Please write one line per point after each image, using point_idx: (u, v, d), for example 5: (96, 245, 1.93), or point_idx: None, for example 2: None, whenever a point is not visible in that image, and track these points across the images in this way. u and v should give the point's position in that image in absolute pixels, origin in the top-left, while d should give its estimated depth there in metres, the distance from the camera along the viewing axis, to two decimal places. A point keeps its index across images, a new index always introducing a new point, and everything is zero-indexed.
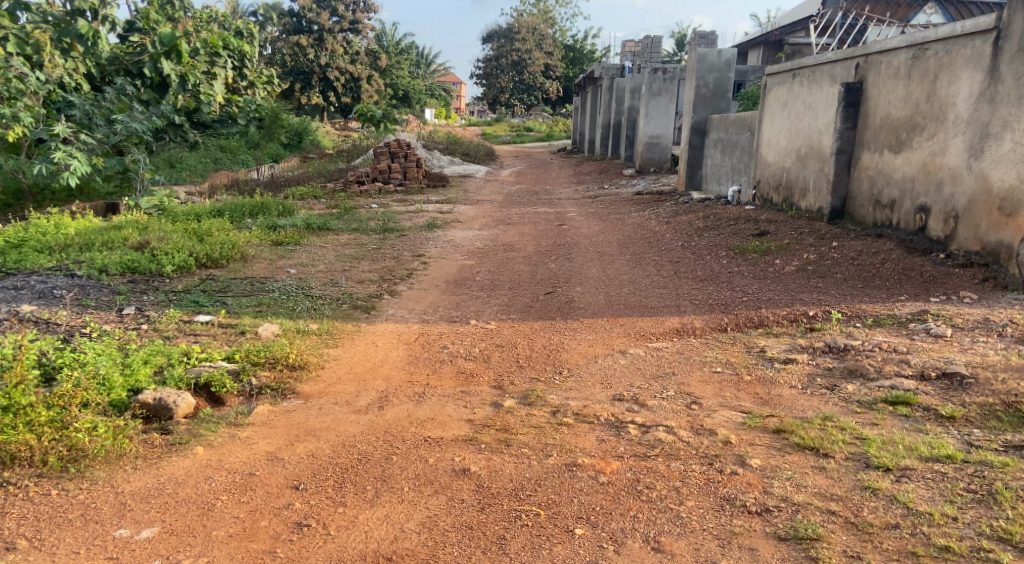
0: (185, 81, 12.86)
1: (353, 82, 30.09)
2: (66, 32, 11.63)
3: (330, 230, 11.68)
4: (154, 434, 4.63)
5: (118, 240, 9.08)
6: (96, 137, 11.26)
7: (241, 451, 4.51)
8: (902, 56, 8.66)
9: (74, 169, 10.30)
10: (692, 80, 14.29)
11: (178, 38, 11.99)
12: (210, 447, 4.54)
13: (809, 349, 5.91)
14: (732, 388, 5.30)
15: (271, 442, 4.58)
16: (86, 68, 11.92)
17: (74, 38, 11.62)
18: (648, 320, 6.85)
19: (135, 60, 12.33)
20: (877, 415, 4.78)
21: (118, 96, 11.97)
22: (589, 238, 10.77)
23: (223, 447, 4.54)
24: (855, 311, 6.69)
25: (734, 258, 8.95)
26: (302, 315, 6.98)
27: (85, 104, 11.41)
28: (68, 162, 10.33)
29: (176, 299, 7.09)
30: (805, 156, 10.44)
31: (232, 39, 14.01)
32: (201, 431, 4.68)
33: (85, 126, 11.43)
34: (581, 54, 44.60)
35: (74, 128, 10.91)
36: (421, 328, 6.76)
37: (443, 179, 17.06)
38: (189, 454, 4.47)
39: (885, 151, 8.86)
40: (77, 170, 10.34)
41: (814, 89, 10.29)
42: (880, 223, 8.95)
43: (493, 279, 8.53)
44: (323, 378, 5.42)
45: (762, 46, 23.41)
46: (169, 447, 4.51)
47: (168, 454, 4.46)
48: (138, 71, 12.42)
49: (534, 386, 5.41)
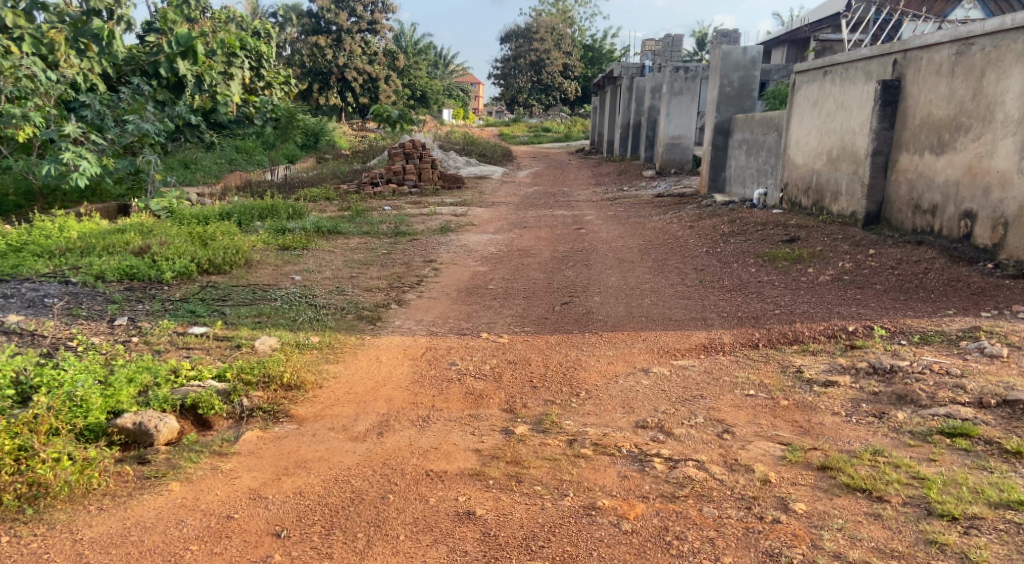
0: (201, 81, 12.12)
1: (371, 82, 29.74)
2: (82, 32, 10.74)
3: (340, 233, 11.25)
4: (128, 466, 4.19)
5: (119, 245, 8.67)
6: (108, 137, 10.96)
7: (222, 487, 4.06)
8: (944, 52, 8.12)
9: (83, 169, 9.91)
10: (716, 79, 13.74)
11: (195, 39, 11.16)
12: (187, 482, 4.10)
13: (850, 370, 5.40)
14: (768, 415, 4.80)
15: (256, 477, 4.14)
16: (101, 69, 11.26)
17: (88, 38, 10.75)
18: (672, 334, 6.35)
19: (152, 61, 11.61)
20: (933, 449, 4.31)
21: (133, 97, 11.49)
22: (609, 244, 10.28)
23: (202, 483, 4.10)
24: (900, 326, 6.17)
25: (764, 266, 8.43)
26: (303, 326, 6.54)
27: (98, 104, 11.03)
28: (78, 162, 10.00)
29: (172, 309, 6.65)
30: (837, 157, 9.91)
31: (248, 38, 13.42)
32: (181, 462, 4.23)
33: (95, 126, 11.08)
34: (599, 54, 44.25)
35: (85, 129, 10.61)
36: (429, 342, 6.30)
37: (460, 180, 16.60)
38: (164, 491, 4.03)
39: (925, 153, 8.31)
40: (87, 171, 9.99)
41: (847, 86, 9.75)
42: (920, 229, 8.41)
43: (508, 286, 8.07)
44: (320, 399, 4.95)
45: (786, 45, 22.86)
46: (143, 483, 4.08)
47: (140, 491, 4.02)
48: (154, 72, 11.73)
49: (549, 409, 4.93)
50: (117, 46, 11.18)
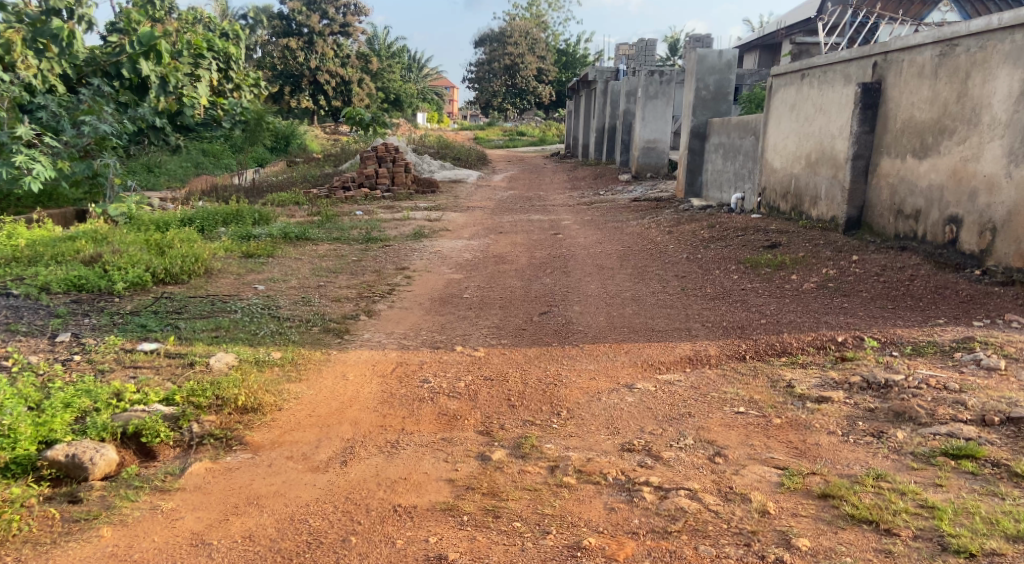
0: (165, 82, 11.44)
1: (344, 85, 29.31)
2: (41, 32, 10.09)
3: (308, 239, 10.85)
4: (55, 507, 3.82)
5: (68, 254, 8.26)
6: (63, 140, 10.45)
7: (161, 531, 3.71)
8: (927, 54, 7.90)
9: (37, 173, 9.43)
10: (692, 81, 13.50)
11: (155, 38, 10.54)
12: (120, 526, 3.73)
13: (844, 385, 5.12)
14: (760, 435, 4.50)
15: (200, 519, 3.78)
16: (61, 70, 10.73)
17: (48, 38, 10.08)
18: (656, 347, 6.04)
19: (113, 62, 11.06)
20: (938, 472, 4.05)
21: (93, 99, 11.03)
22: (586, 249, 9.97)
23: (138, 526, 3.74)
24: (890, 337, 5.91)
25: (745, 274, 8.16)
26: (264, 341, 6.18)
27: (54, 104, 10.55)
28: (31, 166, 9.52)
29: (121, 323, 6.26)
30: (816, 161, 9.68)
31: (216, 39, 12.84)
32: (116, 501, 3.87)
33: (51, 128, 10.58)
34: (573, 59, 44.10)
35: (38, 131, 10.12)
36: (400, 357, 5.96)
37: (433, 184, 16.25)
38: (92, 538, 3.66)
39: (907, 156, 8.09)
40: (41, 175, 9.52)
41: (826, 89, 9.53)
42: (902, 234, 8.18)
43: (483, 295, 7.74)
44: (279, 423, 4.59)
45: (759, 50, 22.76)
46: (71, 527, 3.71)
47: (67, 538, 3.66)
48: (115, 72, 11.18)
49: (529, 432, 4.61)
50: (78, 46, 10.70)
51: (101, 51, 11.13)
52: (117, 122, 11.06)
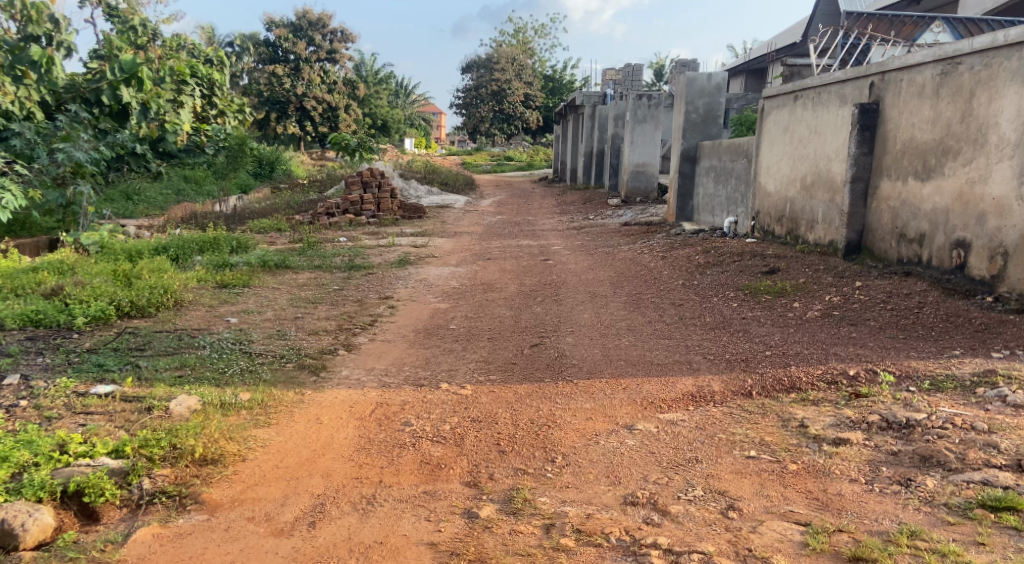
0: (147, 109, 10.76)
1: (331, 111, 28.93)
2: (20, 58, 9.89)
3: (288, 267, 10.42)
4: None
5: (29, 286, 7.97)
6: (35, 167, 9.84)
7: None
8: (927, 73, 7.56)
9: (6, 203, 8.69)
10: (681, 104, 13.15)
11: (139, 64, 10.20)
12: None
13: (862, 425, 4.68)
14: (776, 484, 4.10)
15: None
16: (39, 95, 10.27)
17: (25, 65, 9.90)
18: (655, 382, 5.61)
19: (94, 88, 10.60)
20: (977, 527, 3.72)
21: (71, 126, 10.44)
22: (578, 276, 9.58)
23: None
24: (905, 370, 5.47)
25: (745, 301, 7.74)
26: (232, 380, 5.87)
27: (28, 131, 10.01)
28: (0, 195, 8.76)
29: (76, 363, 6.12)
30: (812, 185, 9.32)
31: (199, 65, 12.67)
32: None
33: (25, 156, 10.03)
34: (559, 84, 44.05)
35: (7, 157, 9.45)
36: (380, 396, 5.51)
37: (419, 210, 15.80)
38: None
39: (909, 178, 7.72)
40: (10, 204, 8.77)
41: (820, 111, 9.19)
42: (906, 259, 7.79)
43: (469, 326, 7.33)
44: (241, 478, 4.32)
45: (745, 74, 22.54)
46: None
47: None
48: (96, 101, 10.69)
49: (520, 482, 4.24)
50: (57, 72, 10.25)
51: (82, 78, 10.66)
52: (94, 148, 10.50)
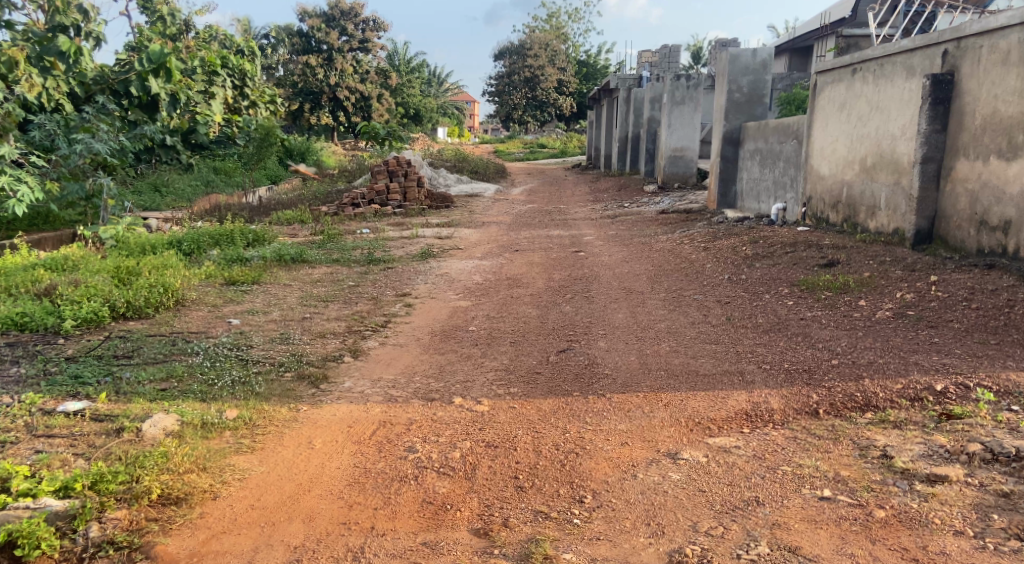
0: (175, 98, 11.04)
1: (364, 101, 28.01)
2: (47, 50, 9.28)
3: (305, 261, 9.73)
4: None
5: (23, 285, 7.37)
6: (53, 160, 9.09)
7: None
8: (1012, 38, 6.61)
9: (21, 195, 7.94)
10: (723, 83, 12.21)
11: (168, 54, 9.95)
12: None
13: (960, 456, 3.84)
14: (860, 539, 3.40)
15: None
16: (67, 87, 9.71)
17: (54, 56, 9.27)
18: (701, 398, 4.79)
19: (123, 78, 10.34)
20: None
21: (98, 117, 9.76)
22: (613, 269, 8.74)
23: None
24: (1004, 385, 4.60)
25: (802, 298, 6.87)
26: (222, 393, 5.16)
27: (50, 123, 9.33)
28: (15, 187, 8.04)
29: (52, 375, 5.45)
30: (874, 166, 8.38)
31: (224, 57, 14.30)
32: None
33: (47, 148, 9.31)
34: (594, 70, 43.04)
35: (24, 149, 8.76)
36: (384, 414, 4.76)
37: (447, 199, 15.15)
38: None
39: (991, 158, 6.78)
40: (26, 197, 8.04)
41: (883, 85, 8.25)
42: (987, 249, 6.87)
43: (493, 327, 6.56)
44: (207, 523, 3.67)
45: (789, 53, 21.44)
46: None
47: None
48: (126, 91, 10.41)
49: (539, 532, 3.53)
50: (87, 63, 9.82)
51: (110, 69, 10.33)
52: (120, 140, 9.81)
